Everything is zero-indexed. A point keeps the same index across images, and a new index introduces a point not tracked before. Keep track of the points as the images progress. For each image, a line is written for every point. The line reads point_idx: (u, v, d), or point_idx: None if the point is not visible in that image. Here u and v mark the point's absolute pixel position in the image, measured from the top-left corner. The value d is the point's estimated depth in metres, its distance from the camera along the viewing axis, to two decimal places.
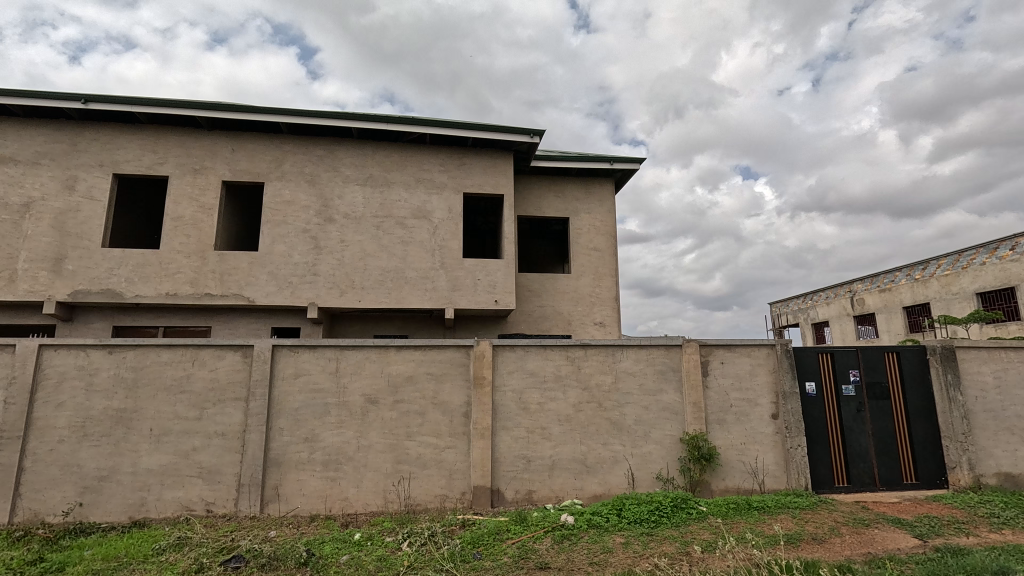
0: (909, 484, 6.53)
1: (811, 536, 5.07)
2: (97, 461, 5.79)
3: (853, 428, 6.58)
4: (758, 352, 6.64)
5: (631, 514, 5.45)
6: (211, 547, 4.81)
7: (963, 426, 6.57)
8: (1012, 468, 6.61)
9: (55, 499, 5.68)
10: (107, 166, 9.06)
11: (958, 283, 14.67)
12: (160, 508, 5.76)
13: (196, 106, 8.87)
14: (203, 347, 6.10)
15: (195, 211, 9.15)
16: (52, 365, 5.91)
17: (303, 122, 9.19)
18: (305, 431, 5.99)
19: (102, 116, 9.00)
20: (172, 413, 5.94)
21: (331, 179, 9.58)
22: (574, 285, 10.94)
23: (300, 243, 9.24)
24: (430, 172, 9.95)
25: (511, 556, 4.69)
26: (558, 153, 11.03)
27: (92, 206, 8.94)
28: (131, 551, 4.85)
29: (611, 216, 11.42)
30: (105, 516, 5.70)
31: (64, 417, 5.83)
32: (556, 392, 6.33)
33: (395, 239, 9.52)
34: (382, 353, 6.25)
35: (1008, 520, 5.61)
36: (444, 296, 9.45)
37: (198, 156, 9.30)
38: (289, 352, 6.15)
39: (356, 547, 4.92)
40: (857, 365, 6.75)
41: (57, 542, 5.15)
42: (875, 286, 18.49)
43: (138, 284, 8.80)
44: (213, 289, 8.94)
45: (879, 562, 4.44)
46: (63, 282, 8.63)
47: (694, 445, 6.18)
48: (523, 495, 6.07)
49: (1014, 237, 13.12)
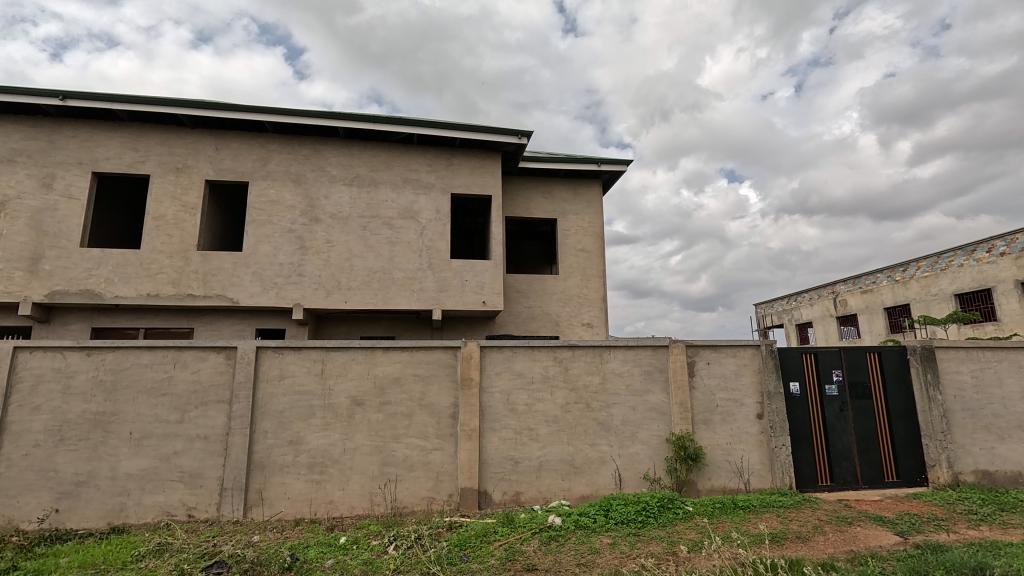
0: (891, 482, 6.64)
1: (795, 535, 5.12)
2: (74, 466, 5.64)
3: (836, 427, 6.68)
4: (744, 353, 6.70)
5: (619, 514, 5.46)
6: (193, 553, 4.71)
7: (942, 425, 6.69)
8: (989, 465, 6.75)
9: (30, 506, 5.53)
10: (86, 164, 8.86)
11: (937, 285, 14.99)
12: (140, 513, 5.63)
13: (179, 103, 8.72)
14: (185, 348, 5.99)
15: (177, 210, 8.99)
16: (28, 368, 5.77)
17: (289, 121, 9.08)
18: (289, 434, 5.91)
19: (81, 113, 8.80)
20: (152, 416, 5.82)
21: (317, 178, 9.48)
22: (562, 286, 10.95)
23: (286, 243, 9.12)
24: (418, 172, 9.90)
25: (498, 558, 4.66)
26: (546, 155, 11.05)
27: (71, 204, 8.73)
28: (109, 558, 4.73)
29: (599, 218, 11.46)
30: (82, 523, 5.56)
31: (41, 421, 5.68)
32: (545, 393, 6.33)
33: (382, 240, 9.45)
34: (369, 354, 6.19)
35: (986, 517, 5.73)
36: (431, 297, 9.40)
37: (180, 154, 9.14)
38: (274, 353, 6.07)
39: (341, 552, 4.85)
40: (839, 366, 6.85)
41: (32, 550, 4.99)
42: (857, 287, 18.83)
43: (118, 284, 8.61)
44: (196, 290, 8.78)
45: (862, 559, 4.50)
46: (39, 282, 8.42)
47: (680, 445, 6.23)
48: (510, 496, 6.05)
49: (991, 240, 13.44)
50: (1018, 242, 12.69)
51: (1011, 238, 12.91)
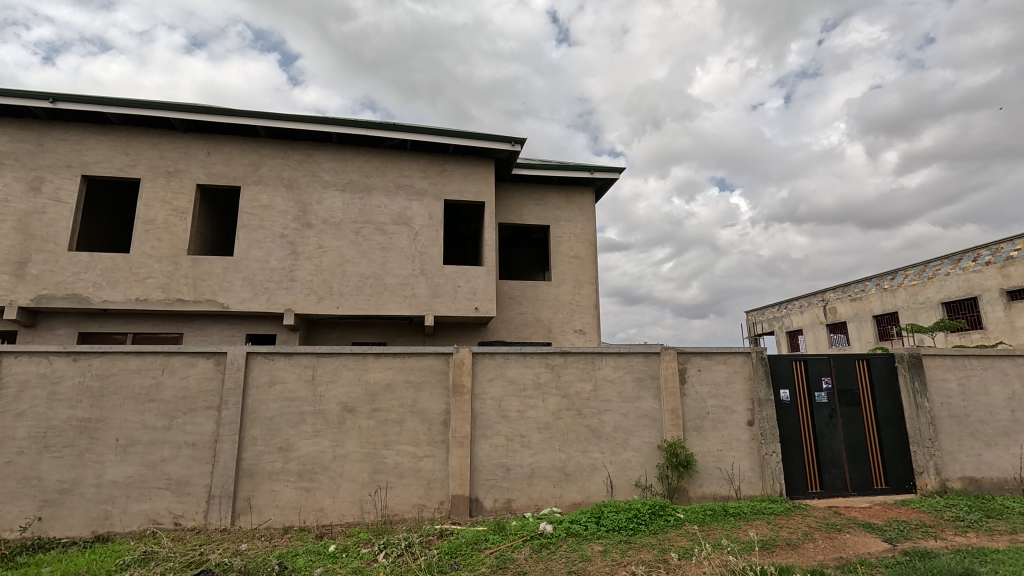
0: (880, 489, 6.69)
1: (785, 542, 5.14)
2: (58, 474, 5.55)
3: (825, 433, 6.73)
4: (735, 360, 6.75)
5: (610, 522, 5.46)
6: (179, 561, 4.64)
7: (929, 432, 6.76)
8: (975, 472, 6.83)
9: (12, 514, 5.43)
10: (76, 167, 8.79)
11: (924, 293, 15.18)
12: (125, 521, 5.54)
13: (171, 106, 8.67)
14: (173, 354, 5.92)
15: (167, 214, 8.93)
16: (13, 373, 5.68)
17: (282, 125, 9.06)
18: (279, 441, 5.86)
19: (71, 116, 8.73)
20: (139, 422, 5.74)
21: (309, 183, 9.46)
22: (554, 293, 10.97)
23: (277, 248, 9.08)
24: (411, 178, 9.91)
25: (489, 565, 4.64)
26: (539, 162, 11.18)
27: (59, 208, 8.63)
28: (93, 567, 4.64)
29: (592, 225, 11.51)
30: (65, 531, 5.46)
31: (24, 428, 5.59)
32: (536, 400, 6.32)
33: (374, 245, 9.43)
34: (360, 360, 6.15)
35: (973, 523, 5.79)
36: (423, 304, 9.37)
37: (170, 158, 9.08)
38: (264, 359, 6.02)
39: (331, 560, 4.80)
40: (828, 373, 6.92)
41: (13, 559, 4.88)
42: (846, 295, 18.99)
43: (106, 289, 8.51)
44: (186, 295, 8.71)
45: (851, 566, 4.53)
46: (26, 286, 8.32)
47: (672, 452, 6.22)
48: (501, 504, 6.03)
49: (977, 249, 13.64)
50: (1002, 252, 12.89)
51: (996, 247, 13.12)
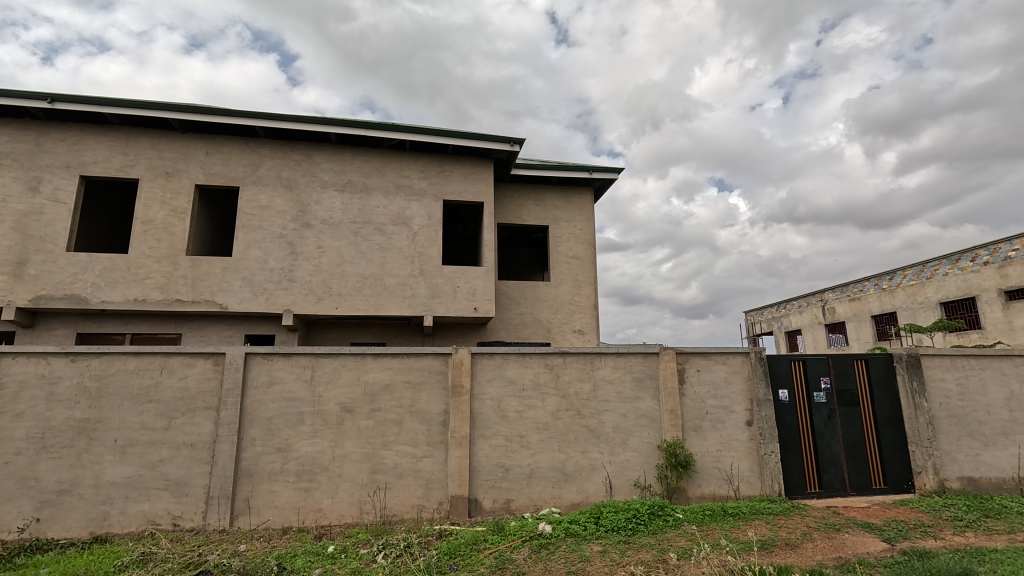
0: (878, 489, 6.70)
1: (784, 542, 5.15)
2: (57, 474, 5.54)
3: (824, 433, 6.74)
4: (734, 360, 6.75)
5: (609, 522, 5.46)
6: (178, 562, 4.63)
7: (928, 432, 6.77)
8: (974, 472, 6.84)
9: (10, 515, 5.42)
10: (74, 167, 8.77)
11: (922, 293, 15.21)
12: (124, 522, 5.53)
13: (170, 106, 8.66)
14: (172, 355, 5.91)
15: (166, 215, 8.92)
16: (11, 373, 5.67)
17: (280, 126, 9.06)
18: (278, 441, 5.85)
19: (70, 116, 8.72)
20: (138, 423, 5.73)
21: (308, 184, 9.45)
22: (553, 293, 10.97)
23: (276, 249, 9.08)
24: (410, 179, 9.91)
25: (488, 566, 4.64)
26: (538, 163, 11.19)
27: (57, 208, 8.62)
28: (91, 568, 4.63)
29: (591, 225, 11.52)
30: (63, 532, 5.45)
31: (22, 428, 5.57)
32: (535, 400, 6.32)
33: (373, 245, 9.43)
34: (359, 360, 6.15)
35: (971, 523, 5.80)
36: (422, 304, 9.37)
37: (169, 159, 9.08)
38: (263, 360, 6.01)
39: (330, 561, 4.79)
40: (827, 373, 6.93)
41: (11, 560, 4.87)
42: (845, 295, 19.00)
43: (105, 289, 8.50)
44: (184, 295, 8.70)
45: (850, 565, 4.53)
46: (24, 287, 8.30)
47: (671, 452, 6.23)
48: (500, 504, 6.03)
49: (975, 249, 13.67)
50: (1000, 252, 12.92)
51: (994, 247, 13.15)
